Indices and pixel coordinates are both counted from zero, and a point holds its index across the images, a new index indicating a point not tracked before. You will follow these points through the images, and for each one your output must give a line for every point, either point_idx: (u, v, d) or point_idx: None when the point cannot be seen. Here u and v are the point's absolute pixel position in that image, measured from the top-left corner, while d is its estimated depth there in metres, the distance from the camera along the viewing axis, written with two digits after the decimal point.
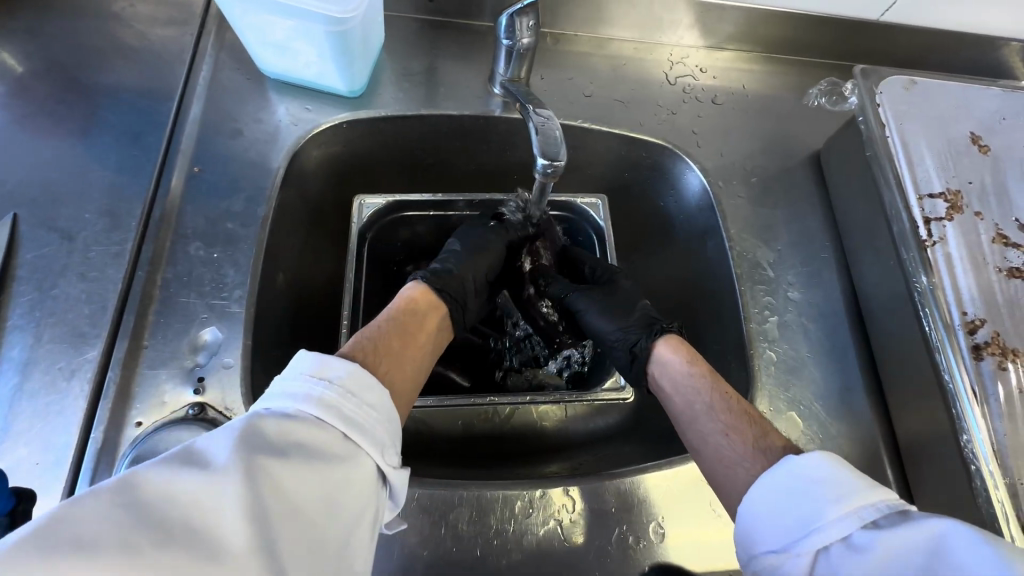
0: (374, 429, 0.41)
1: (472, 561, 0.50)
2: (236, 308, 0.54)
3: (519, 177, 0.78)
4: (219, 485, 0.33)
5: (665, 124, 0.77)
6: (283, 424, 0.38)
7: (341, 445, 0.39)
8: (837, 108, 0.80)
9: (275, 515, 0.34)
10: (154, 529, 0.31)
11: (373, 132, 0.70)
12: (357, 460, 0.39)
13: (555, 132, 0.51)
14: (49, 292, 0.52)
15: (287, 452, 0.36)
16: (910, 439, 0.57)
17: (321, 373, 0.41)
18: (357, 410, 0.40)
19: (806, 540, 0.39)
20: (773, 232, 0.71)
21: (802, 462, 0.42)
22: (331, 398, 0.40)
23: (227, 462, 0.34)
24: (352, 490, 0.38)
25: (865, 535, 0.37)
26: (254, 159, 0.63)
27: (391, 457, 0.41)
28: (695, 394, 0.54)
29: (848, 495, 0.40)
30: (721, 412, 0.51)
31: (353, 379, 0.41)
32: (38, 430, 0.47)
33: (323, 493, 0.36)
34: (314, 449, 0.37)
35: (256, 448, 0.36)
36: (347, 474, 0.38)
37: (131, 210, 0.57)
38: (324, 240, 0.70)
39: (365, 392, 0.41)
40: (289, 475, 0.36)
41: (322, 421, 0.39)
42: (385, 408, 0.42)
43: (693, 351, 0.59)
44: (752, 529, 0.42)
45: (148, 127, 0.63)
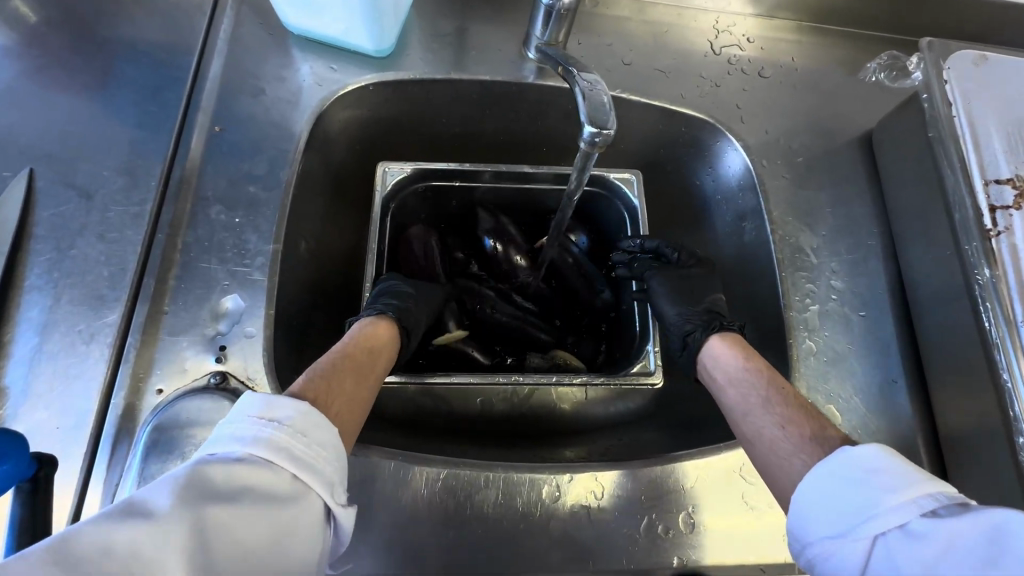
0: (326, 469, 0.38)
1: (495, 544, 0.49)
2: (258, 276, 0.52)
3: (550, 149, 0.74)
4: (160, 536, 0.32)
5: (708, 96, 0.72)
6: (228, 469, 0.36)
7: (290, 487, 0.37)
8: (896, 85, 0.75)
9: (215, 565, 0.33)
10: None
11: (400, 96, 0.66)
12: (306, 503, 0.37)
13: (602, 98, 0.47)
14: (67, 252, 0.51)
15: (230, 498, 0.35)
16: (956, 439, 0.54)
17: (269, 414, 0.38)
18: (305, 451, 0.38)
19: (863, 528, 0.37)
20: (817, 216, 0.67)
21: (856, 452, 0.40)
22: (278, 440, 0.37)
23: (166, 512, 0.33)
24: (302, 532, 0.36)
25: (926, 524, 0.35)
26: (277, 120, 0.60)
27: (340, 495, 0.39)
28: (751, 386, 0.51)
29: (906, 484, 0.37)
30: (777, 405, 0.49)
31: (302, 419, 0.39)
32: (58, 394, 0.46)
33: (271, 538, 0.35)
34: (260, 495, 0.35)
35: (197, 496, 0.34)
36: (295, 517, 0.36)
37: (149, 169, 0.55)
38: (347, 209, 0.67)
39: (314, 431, 0.39)
40: (231, 523, 0.34)
41: (268, 464, 0.36)
42: (331, 443, 0.39)
43: (749, 349, 0.57)
44: (801, 516, 0.40)
45: (166, 83, 0.60)
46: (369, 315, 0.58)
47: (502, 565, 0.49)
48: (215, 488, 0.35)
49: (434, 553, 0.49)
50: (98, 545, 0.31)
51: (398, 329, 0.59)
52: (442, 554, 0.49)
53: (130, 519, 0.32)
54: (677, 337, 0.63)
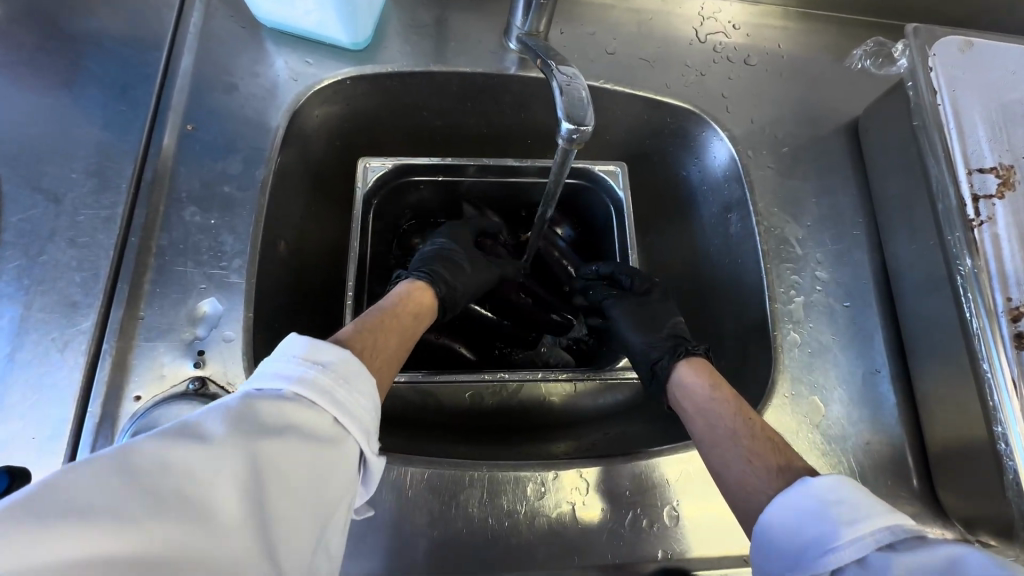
0: (364, 416, 0.39)
1: (482, 542, 0.49)
2: (236, 279, 0.51)
3: (534, 142, 0.73)
4: (214, 457, 0.32)
5: (693, 86, 0.71)
6: (276, 406, 0.36)
7: (331, 429, 0.37)
8: (882, 72, 0.74)
9: (265, 493, 0.33)
10: (149, 494, 0.30)
11: (379, 89, 0.65)
12: (345, 445, 0.37)
13: (580, 93, 0.46)
14: (36, 259, 0.49)
15: (277, 431, 0.35)
16: (938, 428, 0.55)
17: (313, 357, 0.39)
18: (348, 396, 0.38)
19: (820, 559, 0.38)
20: (802, 207, 0.67)
21: (817, 483, 0.41)
22: (323, 383, 0.38)
23: (221, 437, 0.33)
24: (341, 474, 0.37)
25: (882, 559, 0.36)
26: (251, 117, 0.58)
27: (375, 444, 0.40)
28: (718, 418, 0.50)
29: (863, 517, 0.38)
30: (744, 438, 0.48)
31: (347, 365, 0.39)
32: (33, 404, 0.45)
33: (314, 475, 0.35)
34: (305, 431, 0.36)
35: (248, 427, 0.34)
36: (337, 457, 0.37)
37: (120, 170, 0.54)
38: (327, 206, 0.66)
39: (356, 379, 0.39)
40: (279, 454, 0.34)
41: (312, 404, 0.37)
42: (372, 393, 0.40)
43: (716, 375, 0.55)
44: (765, 542, 0.41)
45: (135, 80, 0.58)
46: (412, 279, 0.61)
47: (489, 563, 0.49)
48: (262, 421, 0.35)
49: (420, 553, 0.49)
50: (160, 458, 0.32)
51: (432, 292, 0.60)
52: (428, 553, 0.49)
53: (186, 442, 0.33)
54: (644, 366, 0.61)
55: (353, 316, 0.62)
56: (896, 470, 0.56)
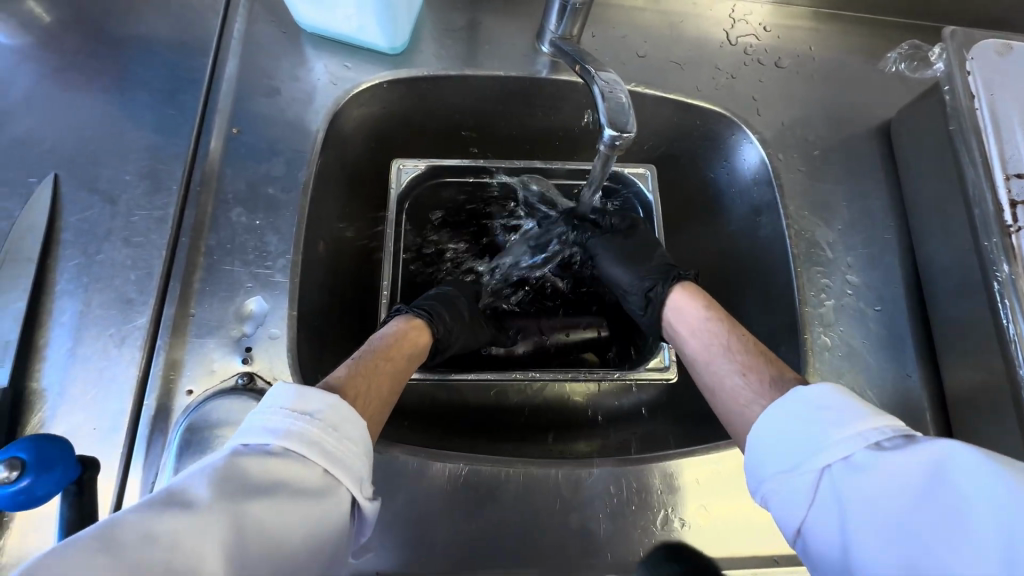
0: (354, 462, 0.41)
1: (516, 537, 0.51)
2: (281, 278, 0.53)
3: (563, 144, 0.74)
4: (200, 522, 0.34)
5: (724, 89, 0.71)
6: (263, 462, 0.38)
7: (320, 480, 0.39)
8: (917, 75, 0.73)
9: (251, 554, 0.35)
10: (137, 566, 0.32)
11: (415, 93, 0.66)
12: (335, 493, 0.40)
13: (621, 99, 0.47)
14: (94, 258, 0.52)
15: (265, 490, 0.37)
16: (969, 434, 0.55)
17: (300, 408, 0.41)
18: (335, 444, 0.41)
19: (811, 459, 0.40)
20: (833, 210, 0.67)
21: (809, 391, 0.42)
22: (310, 434, 0.40)
23: (208, 501, 0.35)
24: (331, 523, 0.39)
25: (867, 456, 0.38)
26: (293, 120, 0.60)
27: (367, 489, 0.42)
28: (713, 337, 0.54)
29: (852, 418, 0.40)
30: (738, 352, 0.51)
31: (334, 414, 0.42)
32: (93, 396, 0.47)
33: (304, 527, 0.37)
34: (293, 485, 0.38)
35: (233, 487, 0.36)
36: (326, 509, 0.39)
37: (170, 172, 0.56)
38: (363, 207, 0.68)
39: (344, 425, 0.42)
40: (267, 512, 0.36)
41: (302, 457, 0.39)
42: (361, 439, 0.42)
43: (709, 297, 0.59)
44: (758, 451, 0.43)
45: (183, 84, 0.60)
46: (408, 314, 0.61)
47: (524, 557, 0.50)
48: (249, 479, 0.37)
49: (456, 547, 0.50)
50: (146, 529, 0.33)
51: (428, 334, 0.61)
52: (464, 547, 0.50)
53: (174, 509, 0.34)
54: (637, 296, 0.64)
55: (388, 314, 0.64)
56: None
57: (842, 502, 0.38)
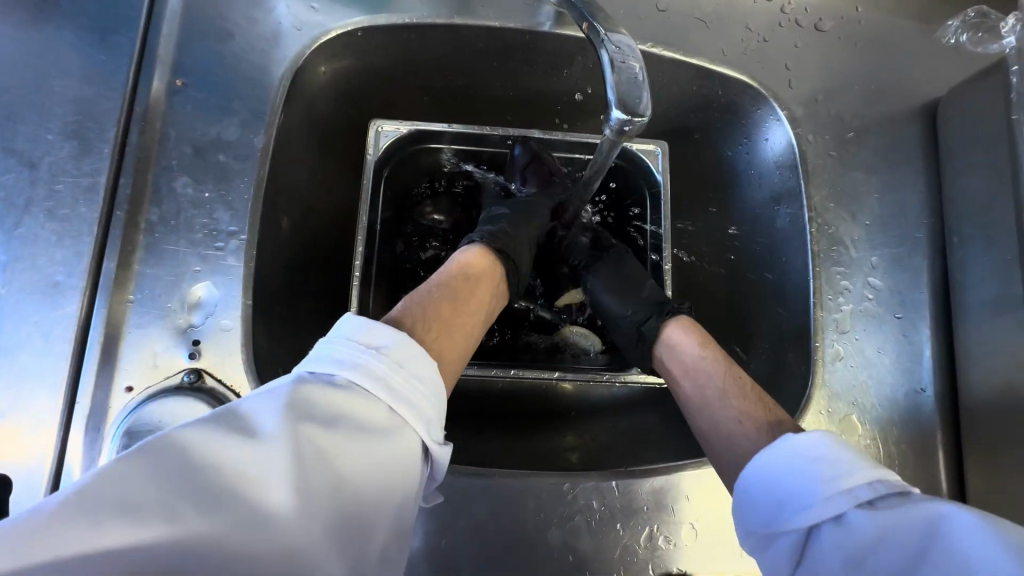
0: (418, 402, 0.37)
1: (490, 552, 0.48)
2: (233, 261, 0.47)
3: (563, 109, 0.65)
4: (262, 452, 0.31)
5: (753, 54, 0.62)
6: (328, 394, 0.35)
7: (386, 418, 0.35)
8: (979, 49, 0.63)
9: (321, 487, 0.32)
10: (199, 487, 0.30)
11: (395, 44, 0.57)
12: (400, 434, 0.36)
13: (634, 72, 0.39)
14: (14, 232, 0.45)
15: (330, 422, 0.34)
16: (979, 459, 0.52)
17: (368, 342, 0.37)
18: (401, 381, 0.37)
19: (797, 517, 0.36)
20: (862, 203, 0.60)
21: (799, 440, 0.38)
22: (378, 370, 0.36)
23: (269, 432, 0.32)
24: (398, 467, 0.35)
25: (860, 516, 0.34)
26: (250, 72, 0.51)
27: (436, 432, 0.37)
28: (709, 379, 0.49)
29: (843, 473, 0.36)
30: (734, 399, 0.46)
31: (402, 349, 0.38)
32: (19, 393, 0.42)
33: (370, 467, 0.34)
34: (358, 420, 0.34)
35: (299, 416, 0.33)
36: (395, 452, 0.35)
37: (101, 131, 0.48)
38: (335, 175, 0.60)
39: (411, 362, 0.38)
40: (333, 447, 0.33)
41: (365, 391, 0.36)
42: (431, 379, 0.38)
43: (705, 334, 0.53)
44: (744, 502, 0.39)
45: (116, 21, 0.50)
46: (476, 241, 0.56)
47: (496, 570, 0.47)
48: (317, 409, 0.34)
49: (425, 559, 0.47)
50: (210, 451, 0.31)
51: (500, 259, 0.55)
52: (434, 560, 0.47)
53: (236, 436, 0.32)
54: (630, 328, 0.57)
55: (360, 292, 0.56)
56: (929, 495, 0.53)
57: (831, 563, 0.35)
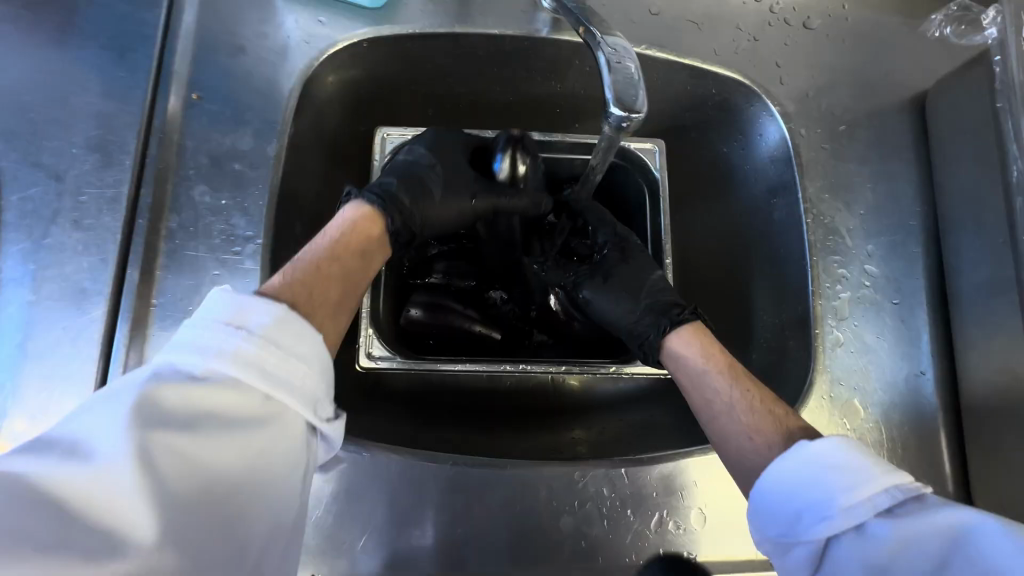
0: (299, 382, 0.37)
1: (503, 541, 0.49)
2: (250, 264, 0.49)
3: (564, 111, 0.66)
4: (118, 463, 0.30)
5: (744, 53, 0.64)
6: (187, 390, 0.34)
7: (261, 405, 0.35)
8: (963, 41, 0.65)
9: (200, 487, 0.32)
10: (53, 518, 0.29)
11: (399, 54, 0.59)
12: (281, 416, 0.36)
13: (630, 71, 0.42)
14: (42, 242, 0.47)
15: (196, 419, 0.33)
16: (977, 439, 0.53)
17: (238, 322, 0.36)
18: (275, 364, 0.36)
19: (816, 528, 0.36)
20: (856, 193, 0.61)
21: (815, 447, 0.38)
22: (249, 354, 0.35)
23: (124, 433, 0.31)
24: (280, 449, 0.35)
25: (882, 526, 0.34)
26: (261, 85, 0.54)
27: (324, 410, 0.38)
28: (716, 393, 0.47)
29: (861, 482, 0.35)
30: (743, 414, 0.45)
31: (271, 330, 0.36)
32: (48, 395, 0.44)
33: (249, 455, 0.34)
34: (229, 411, 0.34)
35: (153, 419, 0.32)
36: (275, 432, 0.35)
37: (122, 144, 0.50)
38: (344, 181, 0.62)
39: (285, 341, 0.37)
40: (202, 443, 0.33)
41: (234, 381, 0.35)
42: (311, 354, 0.38)
43: (713, 342, 0.51)
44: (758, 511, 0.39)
45: (133, 40, 0.53)
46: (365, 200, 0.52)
47: (514, 558, 0.49)
48: (174, 407, 0.33)
49: (441, 548, 0.48)
50: (53, 474, 0.29)
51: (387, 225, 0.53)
52: (449, 549, 0.48)
53: (82, 448, 0.31)
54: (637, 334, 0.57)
55: None
56: (931, 476, 0.54)
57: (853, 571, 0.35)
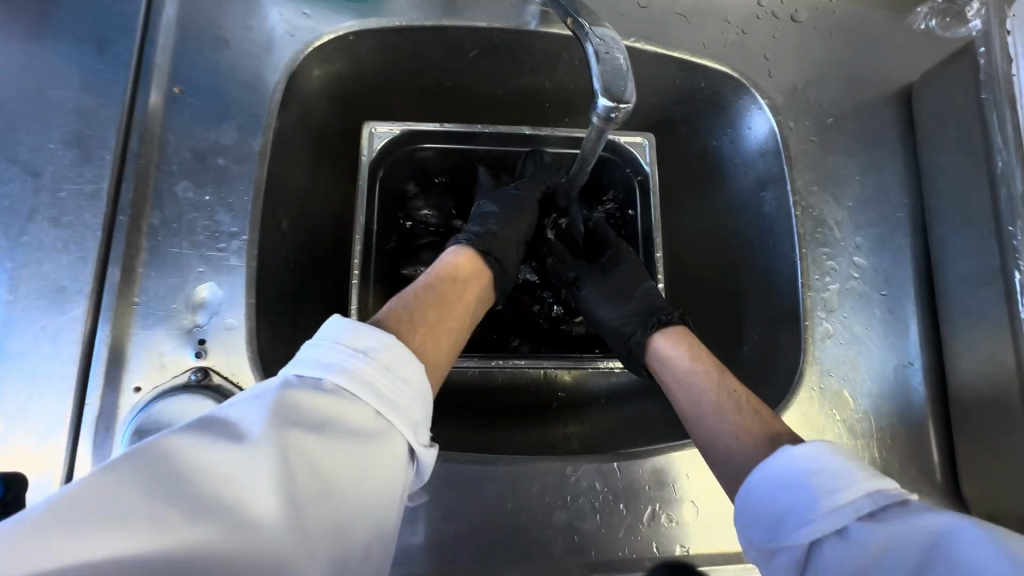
0: (406, 405, 0.37)
1: (496, 538, 0.48)
2: (235, 261, 0.48)
3: (553, 105, 0.66)
4: (248, 456, 0.31)
5: (733, 46, 0.64)
6: (313, 397, 0.35)
7: (374, 423, 0.36)
8: (947, 34, 0.66)
9: (308, 496, 0.32)
10: (185, 500, 0.29)
11: (386, 47, 0.58)
12: (389, 435, 0.36)
13: (618, 62, 0.41)
14: (19, 240, 0.46)
15: (316, 427, 0.34)
16: (965, 429, 0.54)
17: (354, 343, 0.37)
18: (388, 384, 0.37)
19: (798, 532, 0.36)
20: (844, 185, 0.62)
21: (798, 452, 0.38)
22: (364, 372, 0.37)
23: (257, 434, 0.32)
24: (381, 471, 0.35)
25: (861, 530, 0.34)
26: (245, 78, 0.53)
27: (422, 435, 0.38)
28: (702, 393, 0.48)
29: (842, 486, 0.36)
30: (729, 412, 0.45)
31: (387, 353, 0.38)
32: (29, 396, 0.43)
33: (354, 471, 0.34)
34: (346, 425, 0.35)
35: (285, 421, 0.33)
36: (378, 452, 0.35)
37: (102, 139, 0.49)
38: (331, 177, 0.61)
39: (399, 364, 0.38)
40: (319, 450, 0.33)
41: (353, 394, 0.36)
42: (418, 382, 0.39)
43: (697, 344, 0.53)
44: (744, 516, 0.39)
45: (113, 33, 0.51)
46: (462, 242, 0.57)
47: (506, 554, 0.48)
48: (303, 415, 0.34)
49: (433, 546, 0.48)
50: (192, 458, 0.31)
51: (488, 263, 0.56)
52: (441, 547, 0.48)
53: (221, 441, 0.32)
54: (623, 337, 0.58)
55: (360, 292, 0.57)
56: (920, 466, 0.55)
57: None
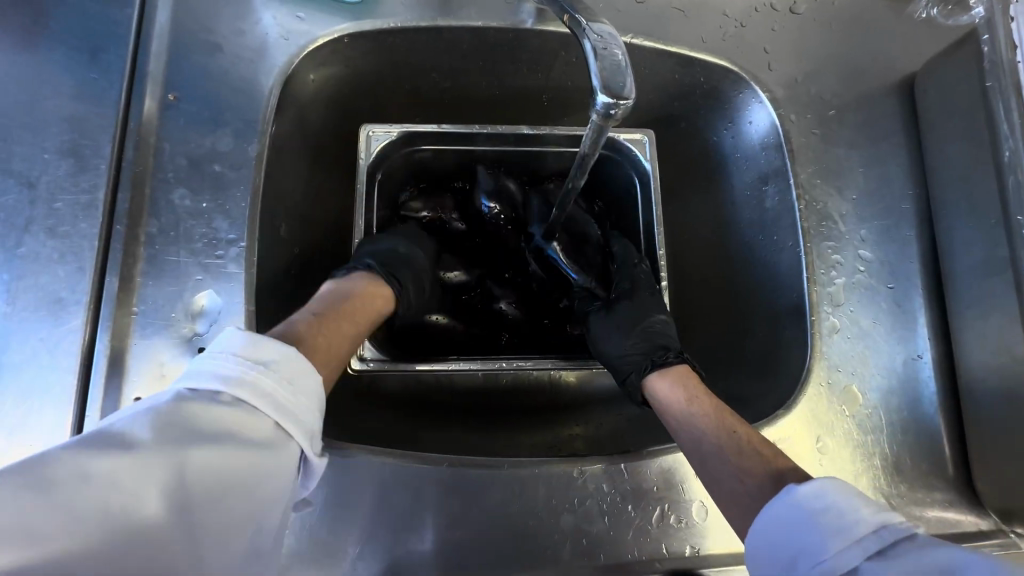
0: (305, 417, 0.38)
1: (502, 543, 0.48)
2: (233, 268, 0.47)
3: (551, 104, 0.66)
4: (139, 467, 0.32)
5: (732, 40, 0.63)
6: (209, 409, 0.35)
7: (270, 433, 0.36)
8: (950, 22, 0.65)
9: (197, 504, 0.33)
10: (69, 511, 0.30)
11: (382, 49, 0.58)
12: (285, 447, 0.37)
13: (616, 57, 0.41)
14: (16, 251, 0.46)
15: (209, 439, 0.34)
16: (976, 422, 0.53)
17: (252, 356, 0.37)
18: (290, 398, 0.37)
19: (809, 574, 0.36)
20: (848, 178, 0.61)
21: (802, 491, 0.38)
22: (263, 386, 0.37)
23: (147, 443, 0.33)
24: (275, 480, 0.36)
25: (873, 568, 0.34)
26: (240, 83, 0.52)
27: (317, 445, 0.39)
28: (703, 434, 0.46)
29: (850, 525, 0.36)
30: (730, 455, 0.44)
31: (288, 365, 0.38)
32: (28, 408, 0.43)
33: (245, 481, 0.35)
34: (238, 436, 0.35)
35: (174, 434, 0.33)
36: (273, 463, 0.36)
37: (96, 148, 0.48)
38: (329, 181, 0.61)
39: (299, 377, 0.38)
40: (209, 463, 0.34)
41: (247, 407, 0.36)
42: (314, 395, 0.39)
43: (695, 381, 0.52)
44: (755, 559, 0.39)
45: (105, 40, 0.51)
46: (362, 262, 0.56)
47: (513, 558, 0.48)
48: (194, 425, 0.34)
49: (439, 552, 0.47)
50: (76, 467, 0.31)
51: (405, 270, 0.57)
52: (448, 553, 0.47)
53: (108, 450, 0.32)
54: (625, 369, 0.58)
55: None
56: (931, 460, 0.54)
57: None
